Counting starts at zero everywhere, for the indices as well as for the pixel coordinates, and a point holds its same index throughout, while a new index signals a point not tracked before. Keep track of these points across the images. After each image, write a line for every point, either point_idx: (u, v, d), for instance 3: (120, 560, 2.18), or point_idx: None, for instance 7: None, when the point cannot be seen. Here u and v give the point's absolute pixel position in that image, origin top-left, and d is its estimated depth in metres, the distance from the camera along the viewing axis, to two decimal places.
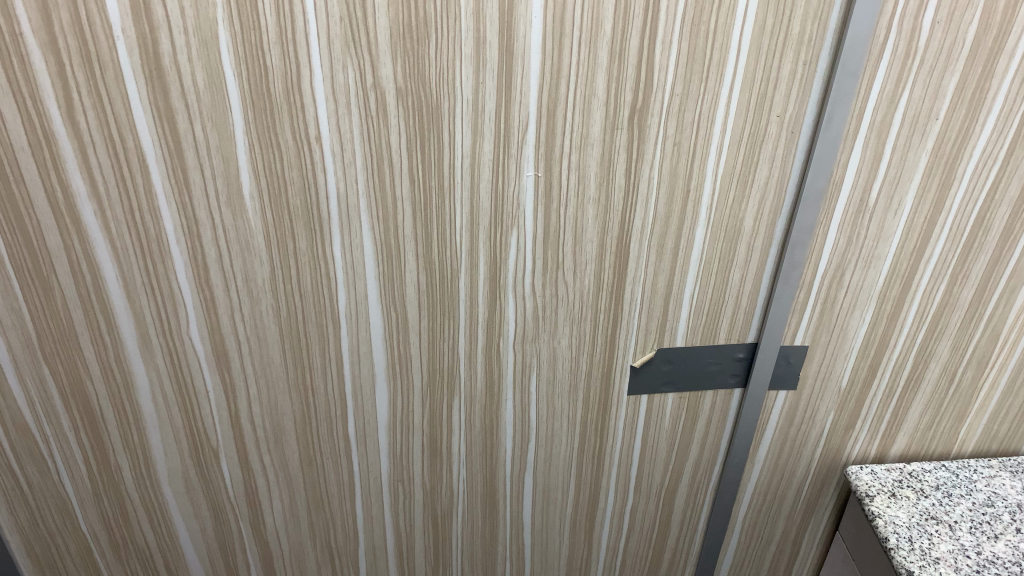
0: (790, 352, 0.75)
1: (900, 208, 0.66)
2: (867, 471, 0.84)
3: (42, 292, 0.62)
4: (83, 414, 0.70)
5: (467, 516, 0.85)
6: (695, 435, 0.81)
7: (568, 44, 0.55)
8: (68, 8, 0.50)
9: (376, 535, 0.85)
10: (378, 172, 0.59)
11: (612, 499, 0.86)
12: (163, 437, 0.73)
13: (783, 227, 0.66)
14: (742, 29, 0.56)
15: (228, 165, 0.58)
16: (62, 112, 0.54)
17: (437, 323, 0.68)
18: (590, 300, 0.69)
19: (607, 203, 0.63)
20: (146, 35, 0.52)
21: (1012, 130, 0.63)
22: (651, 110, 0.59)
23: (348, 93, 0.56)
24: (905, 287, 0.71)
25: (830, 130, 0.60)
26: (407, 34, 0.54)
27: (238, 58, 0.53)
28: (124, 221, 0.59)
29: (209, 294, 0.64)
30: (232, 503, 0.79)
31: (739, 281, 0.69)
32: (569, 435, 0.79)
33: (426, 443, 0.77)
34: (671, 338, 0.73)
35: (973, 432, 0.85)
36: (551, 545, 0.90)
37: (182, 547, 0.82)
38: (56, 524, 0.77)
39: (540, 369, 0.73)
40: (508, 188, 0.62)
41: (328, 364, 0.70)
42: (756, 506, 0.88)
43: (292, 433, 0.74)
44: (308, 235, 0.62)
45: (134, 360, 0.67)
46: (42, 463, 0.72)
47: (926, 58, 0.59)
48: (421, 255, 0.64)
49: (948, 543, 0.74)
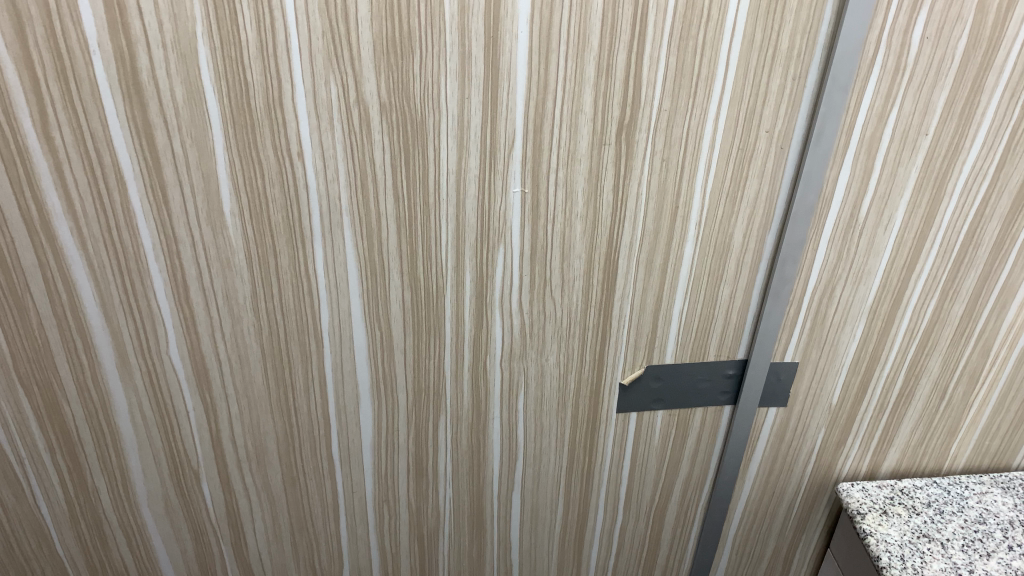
0: (781, 368, 0.74)
1: (890, 224, 0.66)
2: (859, 488, 0.83)
3: (16, 311, 0.61)
4: (59, 434, 0.68)
5: (454, 536, 0.83)
6: (685, 452, 0.80)
7: (554, 59, 0.54)
8: (43, 21, 0.49)
9: (361, 556, 0.83)
10: (362, 188, 0.58)
11: (601, 517, 0.84)
12: (142, 457, 0.71)
13: (773, 243, 0.66)
14: (730, 44, 0.55)
15: (208, 181, 0.57)
16: (36, 128, 0.53)
17: (423, 341, 0.67)
18: (578, 317, 0.68)
19: (595, 220, 0.62)
20: (123, 49, 0.51)
21: (1002, 145, 0.63)
22: (639, 126, 0.58)
23: (331, 108, 0.55)
24: (895, 302, 0.71)
25: (820, 144, 0.59)
26: (391, 49, 0.53)
27: (218, 73, 0.52)
28: (100, 239, 0.58)
29: (189, 313, 0.63)
30: (213, 524, 0.77)
31: (729, 297, 0.69)
32: (557, 453, 0.78)
33: (412, 461, 0.76)
34: (660, 355, 0.72)
35: (964, 448, 0.84)
36: (539, 564, 0.88)
37: (161, 569, 0.80)
38: (33, 546, 0.76)
39: (528, 386, 0.72)
40: (494, 205, 0.61)
41: (312, 382, 0.69)
42: (747, 524, 0.87)
43: (274, 453, 0.73)
44: (290, 251, 0.61)
45: (111, 379, 0.66)
46: (17, 485, 0.71)
47: (916, 73, 0.58)
48: (406, 272, 0.63)
49: (940, 561, 0.74)
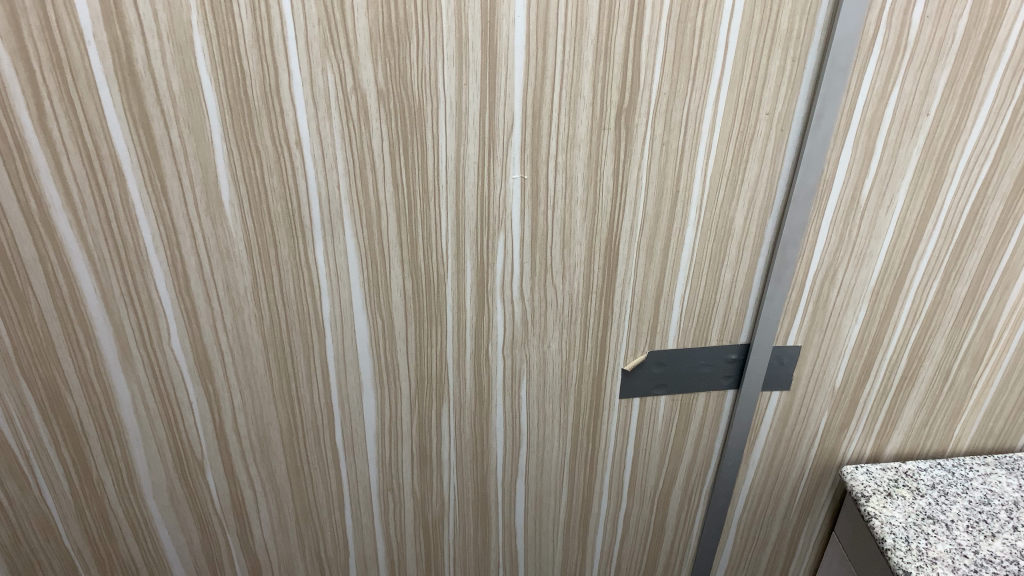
0: (783, 352, 0.74)
1: (892, 206, 0.65)
2: (863, 471, 0.84)
3: (18, 304, 0.61)
4: (63, 428, 0.69)
5: (460, 523, 0.84)
6: (689, 437, 0.80)
7: (552, 43, 0.54)
8: (38, 12, 0.49)
9: (366, 544, 0.84)
10: (361, 177, 0.58)
11: (606, 503, 0.85)
12: (146, 449, 0.71)
13: (774, 226, 0.65)
14: (729, 25, 0.55)
15: (207, 172, 0.56)
16: (33, 120, 0.53)
17: (425, 329, 0.67)
18: (581, 303, 0.68)
19: (595, 205, 0.62)
20: (119, 39, 0.50)
21: (1004, 124, 0.62)
22: (639, 110, 0.58)
23: (328, 96, 0.54)
24: (898, 284, 0.70)
25: (820, 126, 0.59)
26: (387, 36, 0.52)
27: (214, 62, 0.52)
28: (101, 232, 0.58)
29: (190, 304, 0.63)
30: (219, 515, 0.78)
31: (730, 282, 0.68)
32: (560, 441, 0.78)
33: (416, 450, 0.76)
34: (662, 340, 0.72)
35: (968, 430, 0.84)
36: (544, 552, 0.89)
37: (169, 561, 0.81)
38: (39, 539, 0.76)
39: (531, 373, 0.72)
40: (494, 192, 0.60)
41: (315, 373, 0.69)
42: (751, 507, 0.88)
43: (278, 443, 0.73)
44: (291, 241, 0.61)
45: (114, 372, 0.66)
46: (23, 480, 0.71)
47: (916, 54, 0.58)
48: (407, 261, 0.63)
49: (945, 542, 0.74)
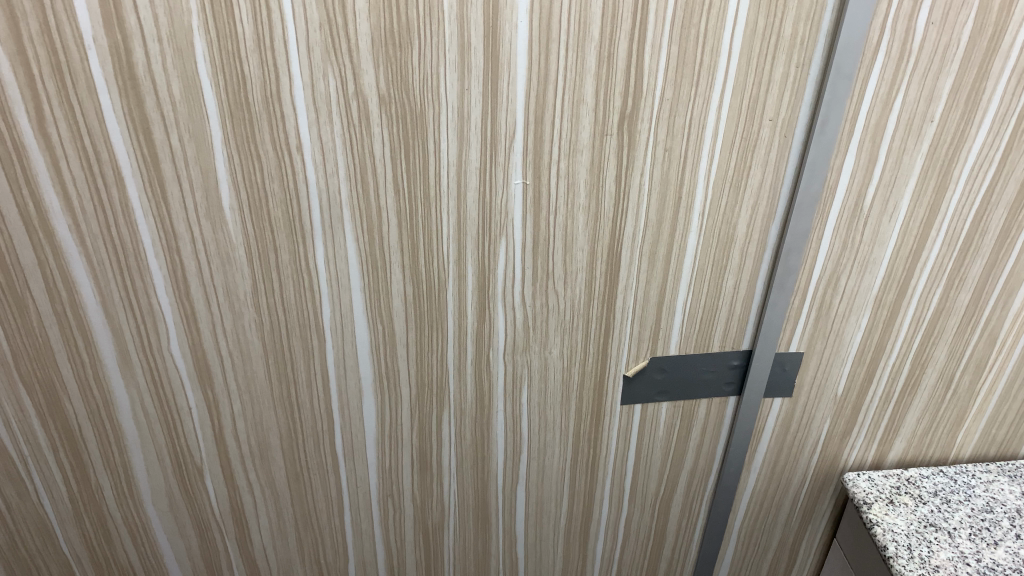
0: (785, 359, 0.73)
1: (895, 213, 0.65)
2: (865, 478, 0.83)
3: (16, 309, 0.60)
4: (61, 433, 0.68)
5: (460, 529, 0.83)
6: (690, 443, 0.80)
7: (555, 49, 0.54)
8: (37, 15, 0.48)
9: (366, 550, 0.83)
10: (362, 183, 0.58)
11: (607, 509, 0.84)
12: (145, 454, 0.71)
13: (777, 232, 0.65)
14: (733, 30, 0.54)
15: (207, 177, 0.56)
16: (32, 124, 0.52)
17: (426, 335, 0.67)
18: (582, 309, 0.67)
19: (597, 211, 0.62)
20: (119, 44, 0.50)
21: (1009, 130, 0.62)
22: (642, 116, 0.58)
23: (330, 101, 0.54)
24: (901, 290, 0.70)
25: (824, 133, 0.59)
26: (388, 40, 0.52)
27: (214, 66, 0.52)
28: (100, 237, 0.58)
29: (189, 308, 0.62)
30: (218, 519, 0.77)
31: (733, 288, 0.68)
32: (561, 447, 0.78)
33: (417, 456, 0.76)
34: (664, 346, 0.71)
35: (970, 437, 0.84)
36: (545, 558, 0.88)
37: (166, 566, 0.80)
38: (37, 544, 0.76)
39: (532, 379, 0.72)
40: (496, 197, 0.60)
41: (314, 378, 0.68)
42: (753, 513, 0.87)
43: (278, 448, 0.73)
44: (291, 247, 0.60)
45: (113, 377, 0.65)
46: (20, 485, 0.71)
47: (921, 60, 0.57)
48: (408, 266, 0.63)
49: (947, 550, 0.73)
